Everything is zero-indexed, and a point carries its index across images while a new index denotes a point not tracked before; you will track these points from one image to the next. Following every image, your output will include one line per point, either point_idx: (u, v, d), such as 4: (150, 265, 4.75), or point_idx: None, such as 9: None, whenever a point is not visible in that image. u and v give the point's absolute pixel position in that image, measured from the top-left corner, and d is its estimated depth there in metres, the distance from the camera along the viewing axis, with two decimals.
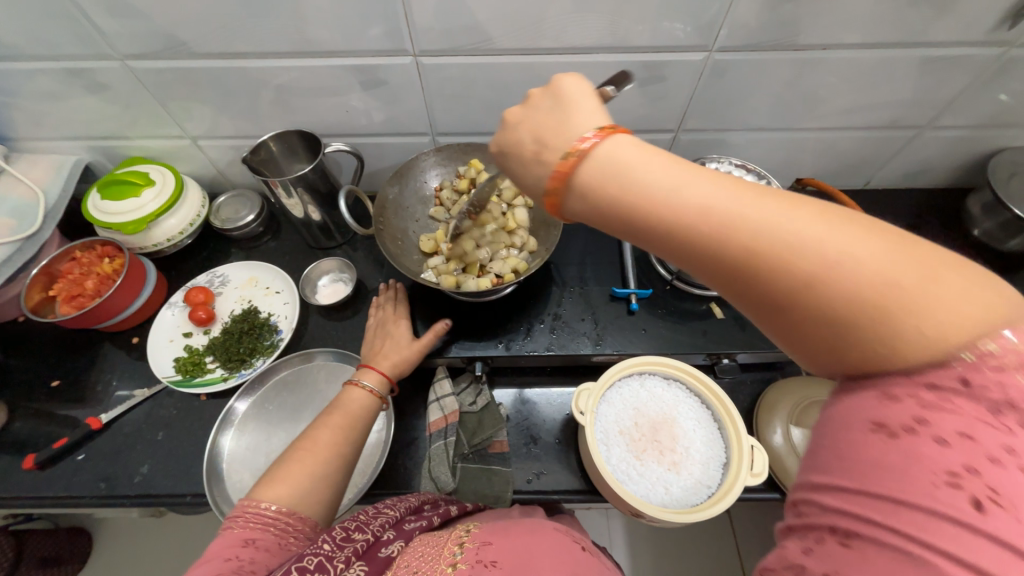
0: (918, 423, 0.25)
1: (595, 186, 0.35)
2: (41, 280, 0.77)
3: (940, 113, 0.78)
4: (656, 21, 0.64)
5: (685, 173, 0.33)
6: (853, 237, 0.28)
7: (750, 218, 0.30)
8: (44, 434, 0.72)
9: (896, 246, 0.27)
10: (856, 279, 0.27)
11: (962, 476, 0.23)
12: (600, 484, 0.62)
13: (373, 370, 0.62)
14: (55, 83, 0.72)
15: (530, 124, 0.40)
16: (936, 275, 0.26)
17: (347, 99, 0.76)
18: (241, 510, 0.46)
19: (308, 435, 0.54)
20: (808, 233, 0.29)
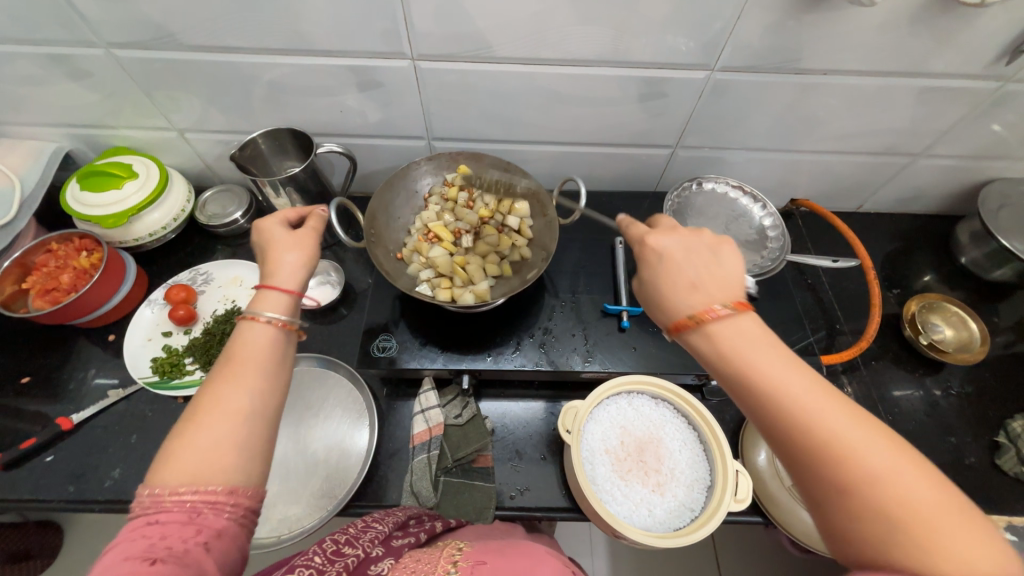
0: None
1: (724, 342, 0.41)
2: (14, 272, 0.74)
3: (934, 142, 0.78)
4: (658, 37, 0.63)
5: (797, 370, 0.39)
6: (906, 470, 0.33)
7: (830, 418, 0.36)
8: (10, 434, 0.70)
9: (947, 501, 0.32)
10: (891, 496, 0.33)
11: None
12: (583, 503, 0.61)
13: (267, 292, 0.49)
14: (35, 67, 0.69)
15: (681, 261, 0.46)
16: (972, 535, 0.31)
17: (341, 99, 0.74)
18: (142, 494, 0.37)
19: (205, 394, 0.42)
20: (884, 460, 0.34)
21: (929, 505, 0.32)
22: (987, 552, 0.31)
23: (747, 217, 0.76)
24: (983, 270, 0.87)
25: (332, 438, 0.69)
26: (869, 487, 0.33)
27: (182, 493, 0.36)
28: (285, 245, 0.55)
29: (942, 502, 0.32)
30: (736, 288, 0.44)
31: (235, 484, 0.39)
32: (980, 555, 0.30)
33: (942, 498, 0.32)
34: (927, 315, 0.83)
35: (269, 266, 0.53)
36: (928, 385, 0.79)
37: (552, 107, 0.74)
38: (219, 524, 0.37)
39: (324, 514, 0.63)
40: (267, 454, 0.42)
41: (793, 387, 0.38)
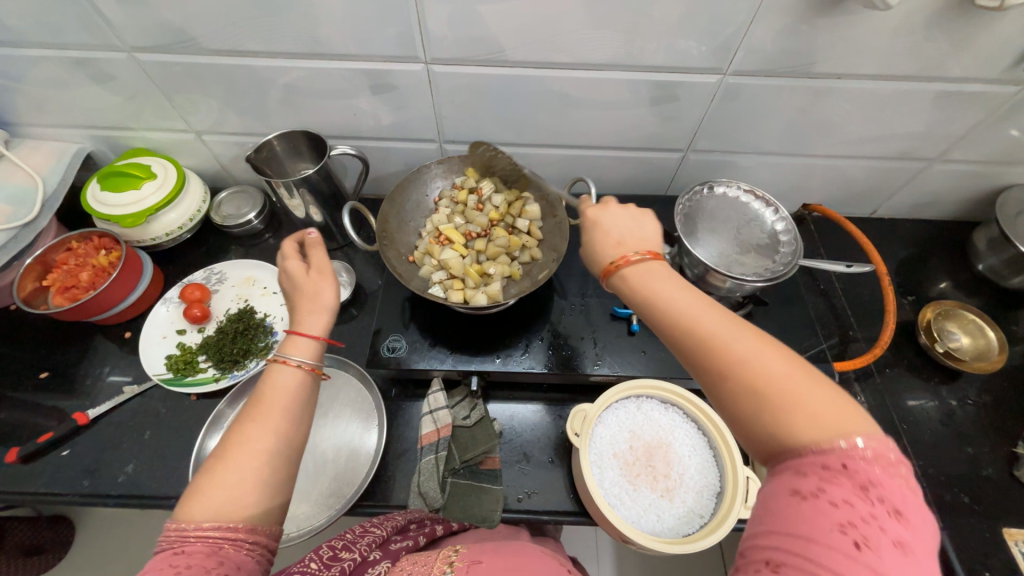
0: (820, 490, 0.30)
1: (630, 278, 0.45)
2: (35, 269, 0.76)
3: (951, 147, 0.77)
4: (671, 41, 0.63)
5: (681, 287, 0.42)
6: (768, 354, 0.35)
7: (706, 323, 0.38)
8: (28, 427, 0.71)
9: (805, 372, 0.34)
10: (756, 377, 0.34)
11: (849, 526, 0.28)
12: (591, 508, 0.61)
13: (296, 338, 0.52)
14: (59, 70, 0.71)
15: (610, 222, 0.51)
16: (827, 396, 0.32)
17: (355, 102, 0.75)
18: (168, 529, 0.40)
19: (232, 433, 0.45)
20: (748, 346, 0.35)
21: (789, 376, 0.33)
22: (841, 411, 0.32)
23: (759, 221, 0.75)
24: (1001, 277, 0.86)
25: (340, 437, 0.69)
26: (737, 371, 0.35)
27: (206, 529, 0.40)
28: (307, 289, 0.57)
29: (801, 373, 0.34)
30: (654, 243, 0.49)
31: (254, 522, 0.42)
32: (832, 414, 0.32)
33: (802, 370, 0.34)
34: (942, 323, 0.82)
35: (296, 312, 0.56)
36: (943, 394, 0.77)
37: (564, 110, 0.75)
38: (238, 558, 0.40)
39: (332, 513, 0.63)
40: (284, 492, 0.45)
41: (676, 300, 0.41)
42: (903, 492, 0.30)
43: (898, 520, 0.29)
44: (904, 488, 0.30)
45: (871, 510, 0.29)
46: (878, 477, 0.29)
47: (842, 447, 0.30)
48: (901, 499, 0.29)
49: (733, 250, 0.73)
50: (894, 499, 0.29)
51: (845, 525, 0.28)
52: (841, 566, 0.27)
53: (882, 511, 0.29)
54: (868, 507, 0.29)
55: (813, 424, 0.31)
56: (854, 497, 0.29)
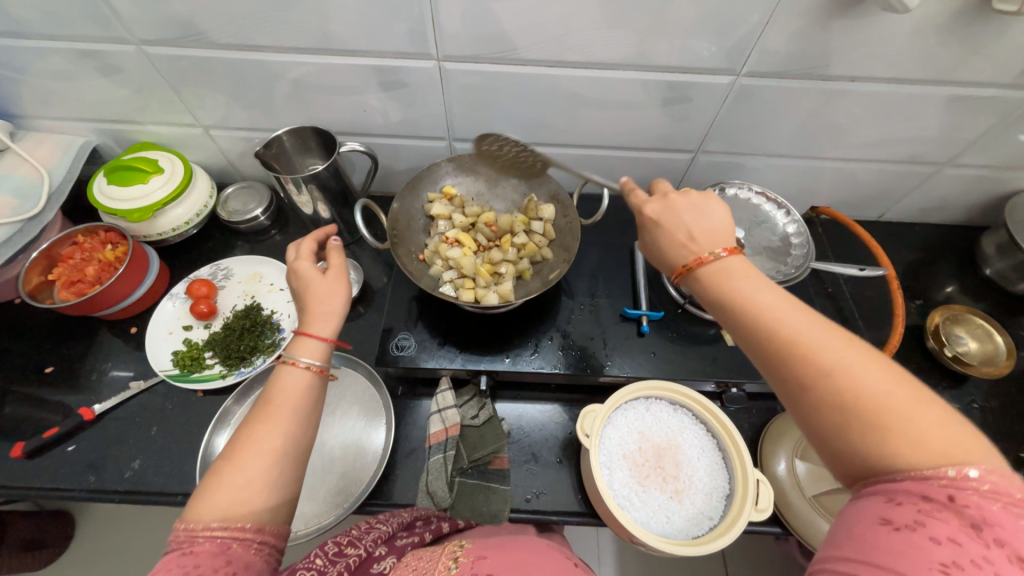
0: (918, 523, 0.30)
1: (709, 277, 0.45)
2: (41, 263, 0.75)
3: (961, 151, 0.77)
4: (685, 41, 0.63)
5: (770, 289, 0.42)
6: (874, 368, 0.35)
7: (803, 330, 0.38)
8: (33, 422, 0.71)
9: (912, 391, 0.34)
10: (862, 392, 0.34)
11: (951, 566, 0.28)
12: (601, 509, 0.61)
13: (304, 339, 0.52)
14: (67, 63, 0.70)
15: (675, 218, 0.49)
16: (938, 420, 0.33)
17: (364, 99, 0.75)
18: (177, 528, 0.40)
19: (242, 434, 0.45)
20: (848, 357, 0.36)
21: (894, 393, 0.33)
22: (953, 435, 0.32)
23: (770, 224, 0.75)
24: (1008, 281, 0.86)
25: (348, 435, 0.69)
26: (835, 381, 0.35)
27: (214, 529, 0.40)
28: (319, 289, 0.57)
29: (907, 390, 0.34)
30: (727, 237, 0.47)
31: (262, 522, 0.42)
32: (943, 435, 0.32)
33: (909, 388, 0.34)
34: (950, 327, 0.82)
35: (307, 311, 0.56)
36: (949, 399, 0.77)
37: (574, 109, 0.74)
38: (246, 558, 0.40)
39: (340, 511, 0.63)
40: (293, 492, 0.45)
41: (763, 301, 0.40)
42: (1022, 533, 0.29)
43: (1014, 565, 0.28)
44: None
45: (984, 553, 0.29)
46: (995, 517, 0.29)
47: (951, 476, 0.31)
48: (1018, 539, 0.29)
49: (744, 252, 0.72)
50: (1014, 544, 0.29)
51: (946, 564, 0.28)
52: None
53: (997, 554, 0.29)
54: (978, 548, 0.29)
55: (920, 446, 0.32)
56: (961, 536, 0.29)
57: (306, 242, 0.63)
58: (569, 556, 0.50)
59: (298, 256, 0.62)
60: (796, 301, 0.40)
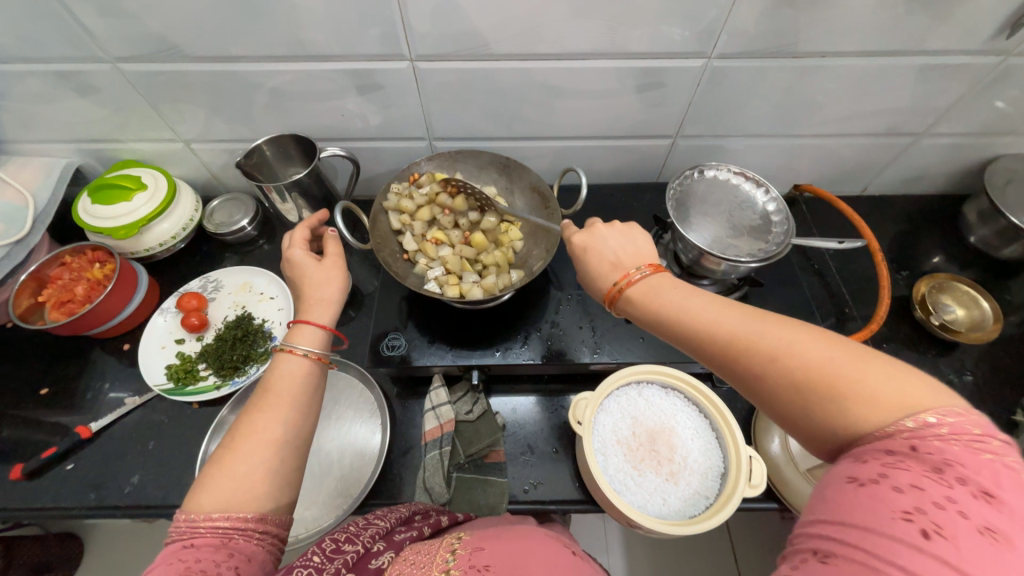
0: (880, 475, 0.29)
1: (636, 300, 0.48)
2: (31, 286, 0.75)
3: (937, 120, 0.78)
4: (654, 27, 0.63)
5: (698, 296, 0.44)
6: (804, 338, 0.36)
7: (732, 323, 0.40)
8: (31, 443, 0.71)
9: (846, 350, 0.35)
10: (799, 365, 0.35)
11: (914, 513, 0.27)
12: (597, 494, 0.61)
13: (305, 328, 0.55)
14: (44, 85, 0.71)
15: (599, 243, 0.54)
16: (886, 372, 0.33)
17: (342, 103, 0.75)
18: (178, 520, 0.41)
19: (241, 425, 0.47)
20: (784, 339, 0.37)
21: (836, 357, 0.34)
22: (907, 386, 0.32)
23: (751, 203, 0.75)
24: (993, 248, 0.87)
25: (344, 438, 0.69)
26: (777, 364, 0.36)
27: (216, 520, 0.41)
28: (317, 278, 0.61)
29: (845, 355, 0.34)
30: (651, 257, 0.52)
31: (263, 512, 0.44)
32: (890, 387, 0.32)
33: (849, 352, 0.34)
34: (937, 296, 0.83)
35: (306, 298, 0.59)
36: (940, 368, 0.78)
37: (551, 102, 0.75)
38: (248, 550, 0.41)
39: (339, 513, 0.63)
40: (292, 482, 0.47)
41: (695, 310, 0.43)
42: (992, 471, 0.28)
43: (984, 502, 0.27)
44: (996, 469, 0.28)
45: (948, 494, 0.27)
46: (954, 456, 0.28)
47: (910, 426, 0.30)
48: (990, 476, 0.28)
49: (726, 233, 0.73)
50: (981, 480, 0.27)
51: (909, 512, 0.27)
52: (903, 553, 0.26)
53: (965, 493, 0.27)
54: (943, 490, 0.27)
55: (876, 405, 0.32)
56: (923, 480, 0.28)
57: (301, 229, 0.66)
58: (566, 547, 0.50)
59: (291, 242, 0.64)
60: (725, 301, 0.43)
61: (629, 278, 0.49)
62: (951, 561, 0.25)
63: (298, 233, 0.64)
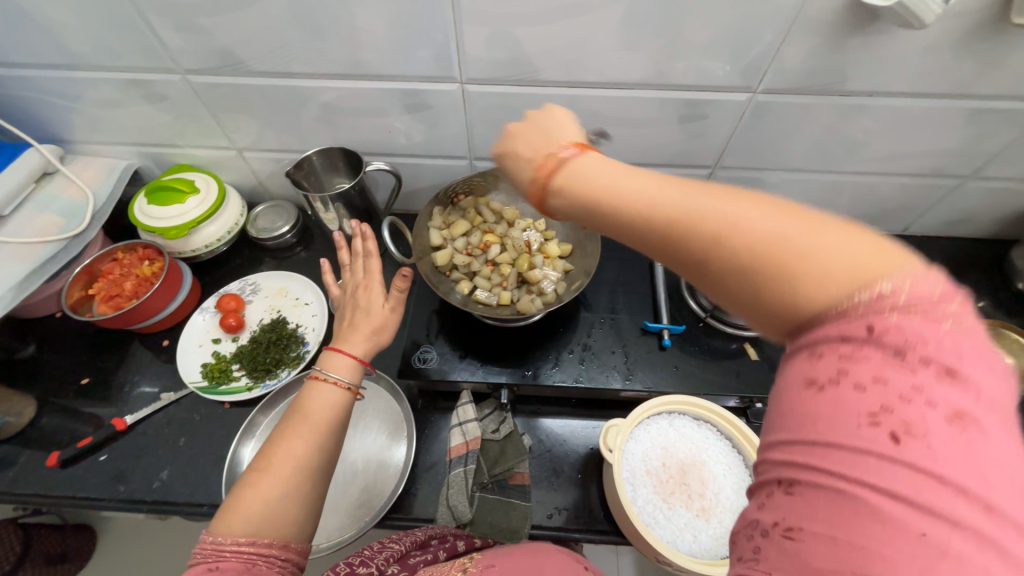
0: (839, 373, 0.26)
1: (559, 175, 0.39)
2: (83, 279, 0.79)
3: (985, 163, 0.77)
4: (700, 61, 0.65)
5: (623, 173, 0.36)
6: (756, 211, 0.30)
7: (670, 201, 0.33)
8: (69, 432, 0.73)
9: (807, 222, 0.29)
10: (750, 238, 0.29)
11: (881, 414, 0.24)
12: (625, 526, 0.60)
13: (339, 358, 0.55)
14: (116, 91, 0.76)
15: (535, 133, 0.45)
16: (842, 241, 0.28)
17: (390, 121, 0.78)
18: (203, 543, 0.41)
19: (273, 448, 0.47)
20: (733, 215, 0.30)
21: (789, 231, 0.29)
22: (861, 252, 0.27)
23: None
24: None
25: (370, 449, 0.70)
26: (729, 242, 0.30)
27: (243, 544, 0.42)
28: (373, 319, 0.59)
29: (801, 225, 0.29)
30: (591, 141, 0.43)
31: (287, 539, 0.45)
32: (843, 255, 0.27)
33: (807, 221, 0.29)
34: None
35: (346, 330, 0.59)
36: None
37: (593, 128, 0.76)
38: None
39: (362, 525, 0.63)
40: (315, 510, 0.48)
41: (629, 185, 0.35)
42: (958, 339, 0.25)
43: (949, 379, 0.24)
44: (961, 341, 0.25)
45: (913, 382, 0.24)
46: (915, 336, 0.25)
47: (881, 290, 0.26)
48: (956, 345, 0.25)
49: None
50: (944, 358, 0.25)
51: (875, 414, 0.24)
52: (872, 466, 0.24)
53: (925, 378, 0.24)
54: (906, 378, 0.25)
55: (833, 271, 0.27)
56: (886, 370, 0.25)
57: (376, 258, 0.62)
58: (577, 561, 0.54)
59: (365, 275, 0.62)
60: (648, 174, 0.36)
61: (564, 159, 0.40)
62: (921, 465, 0.23)
63: (379, 265, 0.62)
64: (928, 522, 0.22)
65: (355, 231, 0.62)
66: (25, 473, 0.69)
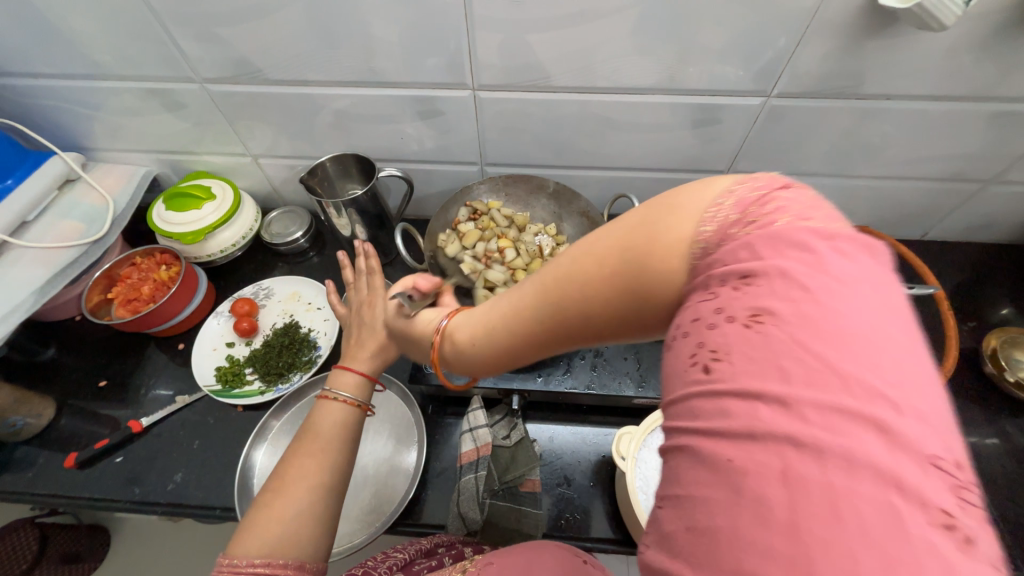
0: (677, 328, 0.25)
1: (443, 350, 0.44)
2: (102, 283, 0.80)
3: (1008, 167, 0.75)
4: (714, 66, 0.64)
5: (473, 317, 0.40)
6: (577, 253, 0.31)
7: (528, 300, 0.33)
8: (86, 434, 0.74)
9: (616, 224, 0.29)
10: (587, 279, 0.29)
11: (703, 351, 0.23)
12: (639, 534, 0.59)
13: (348, 376, 0.56)
14: (137, 100, 0.77)
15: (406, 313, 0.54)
16: (655, 215, 0.28)
17: (402, 127, 0.79)
18: (219, 566, 0.41)
19: (286, 467, 0.48)
20: (570, 268, 0.30)
21: (607, 244, 0.29)
22: (681, 216, 0.27)
23: None
24: None
25: (381, 454, 0.70)
26: (586, 290, 0.29)
27: (257, 565, 0.42)
28: (378, 335, 0.59)
29: (612, 231, 0.29)
30: None
31: (302, 559, 0.44)
32: (669, 230, 0.26)
33: (617, 226, 0.29)
34: (1010, 351, 0.77)
35: (355, 347, 0.60)
36: (1012, 432, 0.72)
37: (606, 133, 0.76)
38: None
39: (372, 531, 0.63)
40: (330, 529, 0.47)
41: (498, 313, 0.36)
42: (766, 239, 0.24)
43: (742, 288, 0.23)
44: (766, 238, 0.24)
45: (721, 304, 0.23)
46: (727, 258, 0.24)
47: (704, 234, 0.25)
48: (765, 245, 0.24)
49: None
50: (740, 265, 0.24)
51: (698, 354, 0.23)
52: (705, 404, 0.22)
53: (734, 292, 0.23)
54: (722, 301, 0.23)
55: (661, 252, 0.26)
56: (705, 303, 0.24)
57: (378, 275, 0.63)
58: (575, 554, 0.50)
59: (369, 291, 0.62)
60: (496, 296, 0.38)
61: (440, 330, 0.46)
62: (744, 388, 0.21)
63: (382, 281, 0.63)
64: (789, 442, 0.19)
65: (358, 250, 0.64)
66: (44, 473, 0.71)
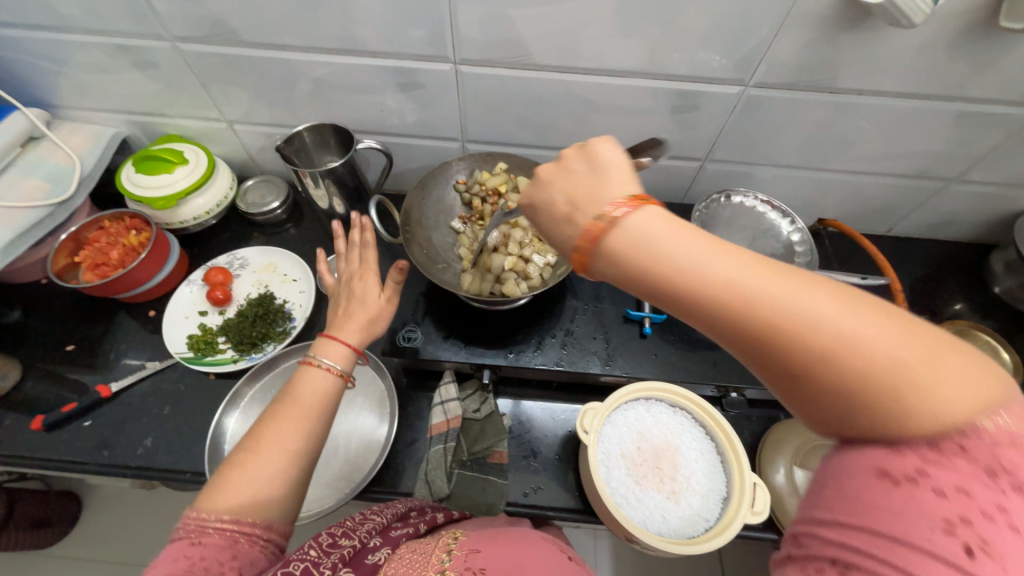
0: (919, 474, 0.25)
1: (605, 245, 0.33)
2: (68, 246, 0.78)
3: (970, 167, 0.78)
4: (693, 52, 0.65)
5: (689, 238, 0.31)
6: (869, 319, 0.27)
7: (775, 298, 0.28)
8: (53, 397, 0.74)
9: (926, 339, 0.26)
10: (861, 356, 0.26)
11: (958, 524, 0.23)
12: (597, 504, 0.62)
13: (333, 346, 0.56)
14: (104, 56, 0.74)
15: (545, 193, 0.39)
16: (957, 370, 0.26)
17: (383, 99, 0.77)
18: (187, 518, 0.43)
19: (263, 430, 0.49)
20: (850, 323, 0.27)
21: (904, 348, 0.26)
22: (975, 384, 0.26)
23: (775, 232, 0.76)
24: (1017, 300, 0.86)
25: (353, 423, 0.71)
26: (843, 357, 0.27)
27: (226, 521, 0.43)
28: (370, 309, 0.60)
29: (918, 342, 0.26)
30: (629, 184, 0.35)
31: (270, 520, 0.46)
32: (962, 390, 0.25)
33: (921, 339, 0.26)
34: None
35: (342, 317, 0.59)
36: None
37: (586, 115, 0.77)
38: (251, 555, 0.43)
39: (342, 496, 0.65)
40: (300, 493, 0.49)
41: (726, 275, 0.30)
42: None
43: None
44: None
45: (996, 501, 0.24)
46: (1011, 460, 0.24)
47: (986, 427, 0.25)
48: None
49: None
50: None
51: (951, 522, 0.23)
52: (942, 571, 0.23)
53: (1012, 501, 0.24)
54: (991, 497, 0.24)
55: (945, 405, 0.25)
56: (972, 484, 0.24)
57: (371, 250, 0.62)
58: (564, 551, 0.51)
59: (360, 265, 0.62)
60: (729, 247, 0.31)
61: (608, 212, 0.34)
62: None
63: (375, 257, 0.62)
64: None
65: (354, 223, 0.63)
66: (9, 434, 0.70)
